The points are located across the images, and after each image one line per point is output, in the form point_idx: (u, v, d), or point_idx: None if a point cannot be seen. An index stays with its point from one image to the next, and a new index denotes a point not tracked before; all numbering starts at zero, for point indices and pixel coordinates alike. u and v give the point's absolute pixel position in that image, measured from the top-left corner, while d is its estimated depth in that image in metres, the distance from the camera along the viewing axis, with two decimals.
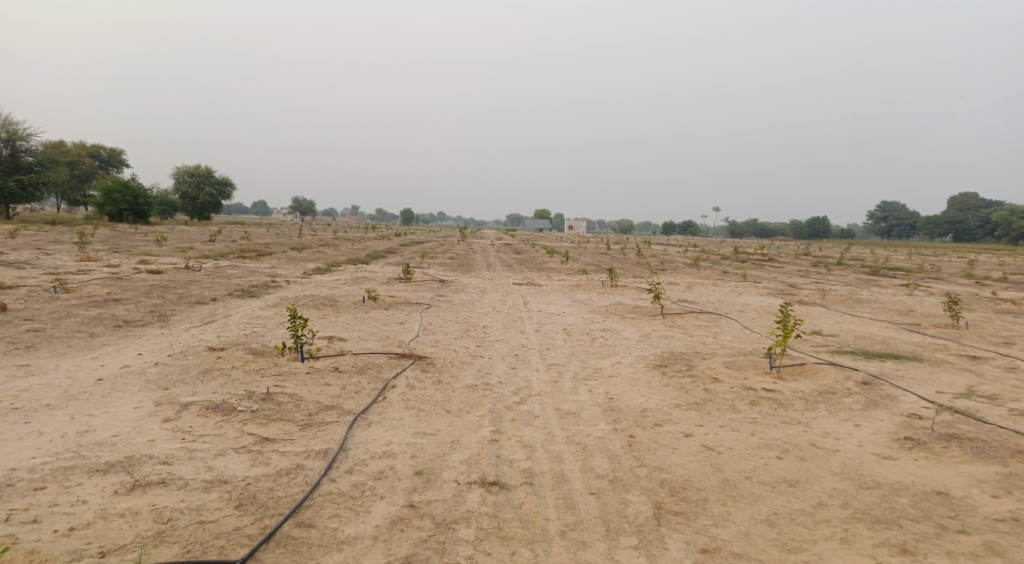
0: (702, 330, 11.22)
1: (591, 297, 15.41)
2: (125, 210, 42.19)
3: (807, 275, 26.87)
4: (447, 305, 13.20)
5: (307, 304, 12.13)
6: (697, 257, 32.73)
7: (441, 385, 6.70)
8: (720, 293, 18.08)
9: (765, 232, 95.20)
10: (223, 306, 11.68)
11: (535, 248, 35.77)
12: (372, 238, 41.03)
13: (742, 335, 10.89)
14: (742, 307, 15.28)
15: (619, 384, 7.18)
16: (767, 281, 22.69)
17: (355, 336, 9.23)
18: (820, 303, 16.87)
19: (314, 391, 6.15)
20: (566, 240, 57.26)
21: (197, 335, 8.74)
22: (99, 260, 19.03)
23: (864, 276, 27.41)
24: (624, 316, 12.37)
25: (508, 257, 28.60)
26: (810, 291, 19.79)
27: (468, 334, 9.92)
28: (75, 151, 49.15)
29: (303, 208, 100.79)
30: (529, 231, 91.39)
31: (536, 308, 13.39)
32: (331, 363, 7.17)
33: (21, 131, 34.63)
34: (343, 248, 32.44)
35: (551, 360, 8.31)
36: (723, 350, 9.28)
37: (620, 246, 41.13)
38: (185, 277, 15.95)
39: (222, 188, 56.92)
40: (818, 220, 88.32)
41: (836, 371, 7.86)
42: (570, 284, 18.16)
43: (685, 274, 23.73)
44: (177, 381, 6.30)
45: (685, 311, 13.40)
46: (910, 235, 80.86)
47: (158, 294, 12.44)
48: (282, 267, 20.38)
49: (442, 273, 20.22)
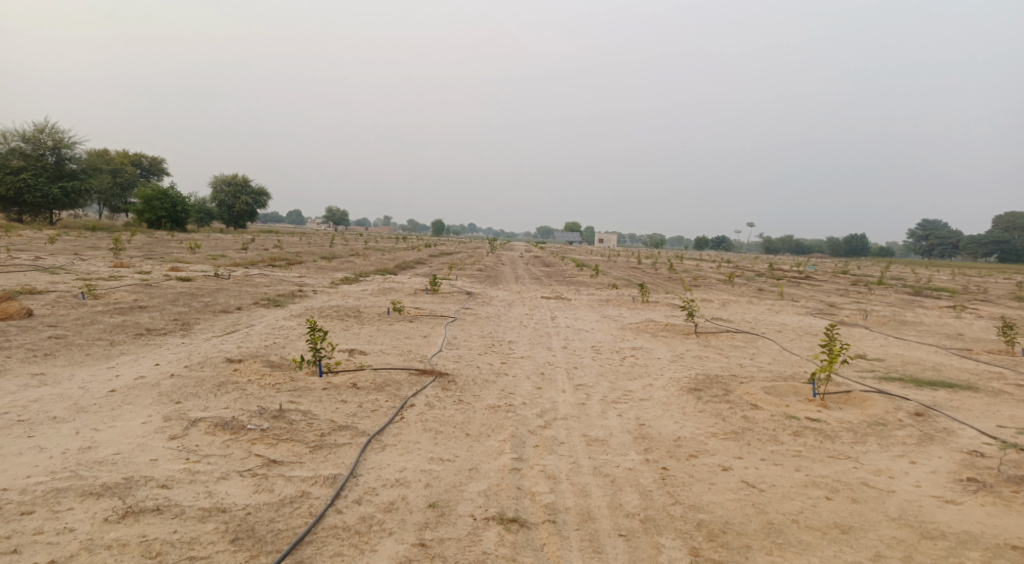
0: (738, 351, 10.67)
1: (620, 313, 14.94)
2: (163, 218, 43.18)
3: (847, 295, 25.88)
4: (472, 319, 12.90)
5: (331, 315, 11.97)
6: (730, 274, 31.88)
7: (462, 405, 6.38)
8: (755, 311, 17.42)
9: (800, 248, 93.01)
10: (247, 316, 11.59)
11: (564, 261, 35.42)
12: (401, 249, 41.14)
13: (782, 357, 10.31)
14: (779, 327, 14.64)
15: (651, 408, 6.75)
16: (805, 300, 21.87)
17: (376, 350, 8.98)
18: (863, 324, 16.07)
19: (329, 409, 5.91)
20: (595, 253, 56.74)
21: (217, 347, 8.62)
22: (133, 266, 19.32)
23: (908, 297, 26.28)
24: (655, 334, 11.89)
25: (537, 270, 28.28)
26: (851, 311, 18.95)
27: (492, 350, 9.59)
28: (119, 159, 50.65)
29: (336, 218, 102.23)
30: (558, 244, 91.00)
31: (564, 323, 12.99)
32: (349, 379, 6.91)
33: (67, 140, 35.80)
34: (373, 258, 32.55)
35: (578, 380, 7.92)
36: (762, 373, 8.76)
37: (650, 261, 40.41)
38: (214, 285, 16.03)
39: (257, 197, 57.92)
40: (856, 238, 86.04)
41: (886, 400, 7.28)
42: (599, 299, 17.73)
43: (718, 290, 23.06)
44: (189, 395, 6.16)
45: (720, 330, 12.84)
46: (954, 254, 78.02)
47: (184, 302, 12.44)
48: (310, 277, 20.38)
49: (469, 285, 19.99)
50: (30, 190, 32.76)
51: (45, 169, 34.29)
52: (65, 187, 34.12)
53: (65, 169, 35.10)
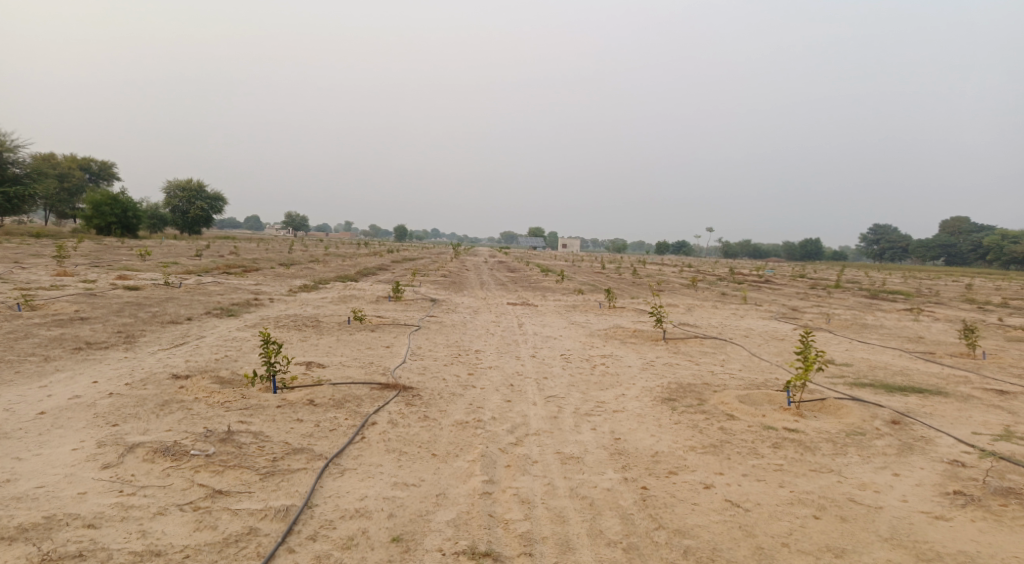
0: (708, 358, 10.55)
1: (588, 320, 14.74)
2: (114, 224, 41.44)
3: (808, 298, 26.32)
4: (438, 327, 12.50)
5: (288, 325, 11.41)
6: (693, 278, 32.17)
7: (428, 421, 6.01)
8: (721, 316, 17.45)
9: (758, 253, 95.15)
10: (198, 327, 10.94)
11: (530, 267, 35.37)
12: (364, 255, 40.37)
13: (751, 364, 10.22)
14: (745, 332, 14.65)
15: (625, 420, 6.51)
16: (768, 304, 22.08)
17: (337, 362, 8.51)
18: (825, 328, 16.26)
19: (283, 430, 5.46)
20: (559, 258, 56.92)
21: (163, 361, 8.01)
22: (77, 275, 18.26)
23: (865, 300, 26.89)
24: (624, 341, 11.70)
25: (503, 276, 27.99)
26: (813, 315, 19.19)
27: (459, 360, 9.22)
28: (66, 163, 48.46)
29: (297, 224, 100.09)
30: (523, 249, 91.00)
31: (531, 331, 12.70)
32: (306, 396, 6.46)
33: (9, 143, 34.01)
34: (334, 264, 31.75)
35: (549, 391, 7.62)
36: (734, 381, 8.62)
37: (614, 266, 40.56)
38: (165, 294, 15.23)
39: (213, 202, 56.14)
40: (811, 242, 88.53)
41: (860, 408, 7.20)
42: (566, 305, 17.51)
43: (684, 295, 23.15)
44: (129, 416, 5.58)
45: (688, 336, 12.75)
46: (903, 257, 80.88)
47: (130, 313, 11.69)
48: (268, 285, 19.63)
49: (434, 292, 19.55)
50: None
51: None
52: (6, 192, 32.36)
53: (7, 174, 33.31)
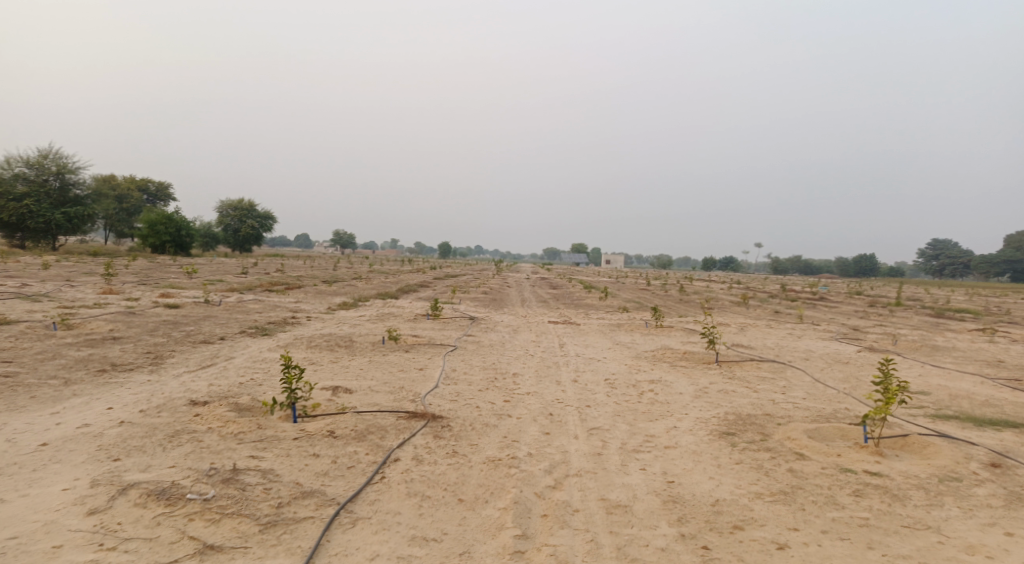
0: (767, 385, 9.62)
1: (634, 340, 13.91)
2: (168, 243, 42.67)
3: (867, 317, 24.74)
4: (475, 347, 11.92)
5: (320, 345, 11.02)
6: (742, 295, 30.80)
7: (457, 459, 5.40)
8: (777, 337, 16.34)
9: (808, 269, 91.80)
10: (229, 347, 10.65)
11: (572, 283, 34.63)
12: (405, 272, 40.34)
13: (817, 392, 9.25)
14: (805, 354, 13.55)
15: (678, 459, 5.76)
16: (826, 323, 20.76)
17: (364, 387, 8.00)
18: (893, 350, 14.98)
19: (295, 468, 4.97)
20: (600, 274, 55.98)
21: (186, 386, 7.67)
22: (122, 293, 18.46)
23: (932, 319, 25.09)
24: (673, 364, 10.87)
25: (544, 293, 27.35)
26: (878, 335, 17.84)
27: (495, 385, 8.59)
28: (126, 184, 50.28)
29: (343, 241, 101.85)
30: (564, 266, 90.17)
31: (573, 352, 11.97)
32: (325, 427, 5.94)
33: (72, 165, 35.37)
34: (376, 281, 31.72)
35: (592, 423, 6.92)
36: (799, 413, 7.72)
37: (658, 283, 39.39)
38: (203, 312, 15.14)
39: (263, 221, 57.41)
40: (865, 258, 84.88)
41: (952, 446, 6.25)
42: (610, 324, 16.71)
43: (734, 313, 22.01)
44: (133, 449, 5.18)
45: (743, 358, 11.81)
46: (965, 273, 76.64)
47: (164, 332, 11.52)
48: (307, 302, 19.48)
49: (473, 309, 19.06)
50: (33, 216, 32.26)
51: (49, 194, 33.79)
52: (68, 213, 33.60)
53: (70, 195, 34.60)
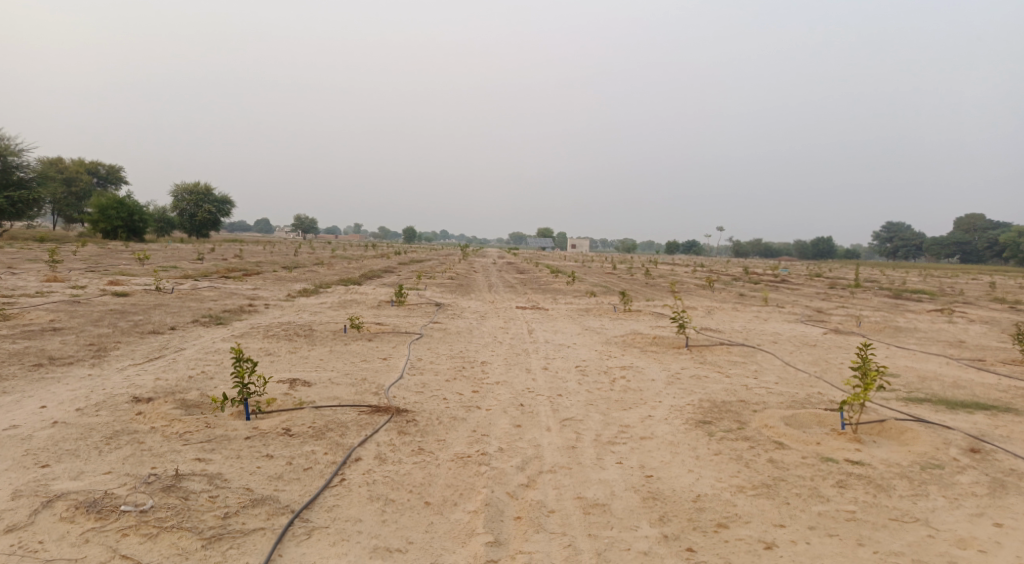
0: (738, 370, 9.51)
1: (603, 325, 13.70)
2: (119, 228, 40.80)
3: (829, 299, 25.18)
4: (441, 335, 11.53)
5: (278, 334, 10.47)
6: (708, 279, 31.02)
7: (423, 456, 5.06)
8: (744, 320, 16.37)
9: (769, 252, 93.67)
10: (179, 337, 10.02)
11: (539, 267, 34.43)
12: (370, 257, 39.50)
13: (788, 376, 9.18)
14: (773, 337, 13.56)
15: (655, 451, 5.54)
16: (791, 306, 20.99)
17: (325, 379, 7.55)
18: (857, 332, 15.14)
19: (246, 471, 4.54)
20: (567, 258, 56.01)
21: (129, 380, 7.09)
22: (67, 280, 17.42)
23: (891, 301, 25.70)
24: (645, 350, 10.71)
25: (512, 277, 27.06)
26: (841, 317, 18.08)
27: (463, 375, 8.25)
28: (73, 166, 47.78)
29: (305, 225, 99.55)
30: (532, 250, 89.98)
31: (543, 338, 11.70)
32: (281, 424, 5.50)
33: (13, 146, 33.37)
34: (339, 267, 30.91)
35: (564, 413, 6.65)
36: (773, 399, 7.60)
37: (625, 267, 39.45)
38: (154, 300, 14.35)
39: (221, 205, 55.47)
40: (823, 241, 87.02)
41: (926, 431, 6.19)
42: (579, 309, 16.51)
43: (701, 296, 22.08)
44: (64, 453, 4.67)
45: (713, 343, 11.71)
46: (917, 256, 79.26)
47: (108, 322, 10.79)
48: (266, 289, 18.73)
49: (439, 295, 18.63)
50: None
51: None
52: (10, 196, 31.70)
53: (12, 178, 32.63)
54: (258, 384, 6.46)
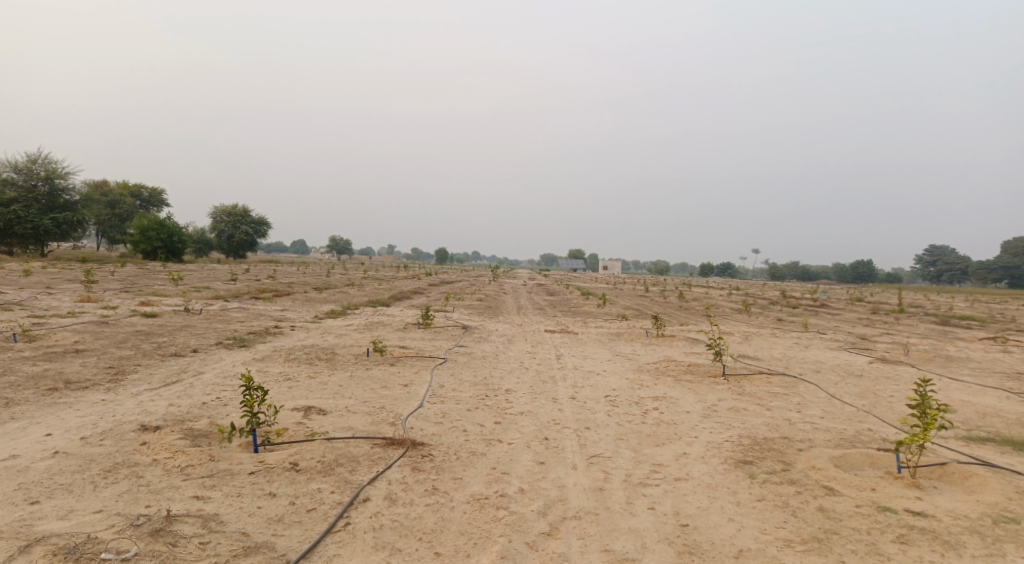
0: (780, 402, 8.89)
1: (635, 351, 13.16)
2: (159, 249, 41.81)
3: (872, 325, 24.05)
4: (466, 360, 11.16)
5: (299, 358, 10.25)
6: (743, 302, 30.05)
7: (436, 497, 4.67)
8: (783, 347, 15.61)
9: (806, 275, 91.31)
10: (200, 360, 9.87)
11: (569, 289, 33.98)
12: (399, 278, 39.49)
13: (835, 410, 8.52)
14: (816, 366, 12.81)
15: (691, 495, 5.04)
16: (833, 332, 20.06)
17: (341, 407, 7.24)
18: (905, 361, 14.26)
19: (243, 514, 4.25)
20: (597, 281, 55.36)
21: (141, 406, 6.90)
22: (100, 301, 17.64)
23: (939, 327, 24.42)
24: (678, 379, 10.16)
25: (541, 300, 26.64)
26: (887, 345, 17.14)
27: (485, 404, 7.85)
28: (118, 188, 49.31)
29: (339, 246, 100.94)
30: (563, 271, 89.29)
31: (571, 364, 11.22)
32: (288, 457, 5.19)
33: (62, 170, 34.54)
34: (369, 288, 30.91)
35: (592, 449, 6.19)
36: (820, 437, 7.00)
37: (656, 290, 38.69)
38: (182, 322, 14.35)
39: (257, 227, 56.54)
40: (863, 264, 84.46)
41: (997, 477, 5.55)
42: (609, 333, 15.97)
43: (736, 321, 21.29)
44: (58, 487, 4.46)
45: (752, 372, 11.07)
46: (963, 280, 76.17)
47: (132, 345, 10.73)
48: (294, 311, 18.68)
49: (466, 318, 18.31)
50: (20, 222, 31.36)
51: (38, 199, 32.92)
52: (57, 218, 32.72)
53: (59, 201, 33.71)
54: (268, 413, 6.19)
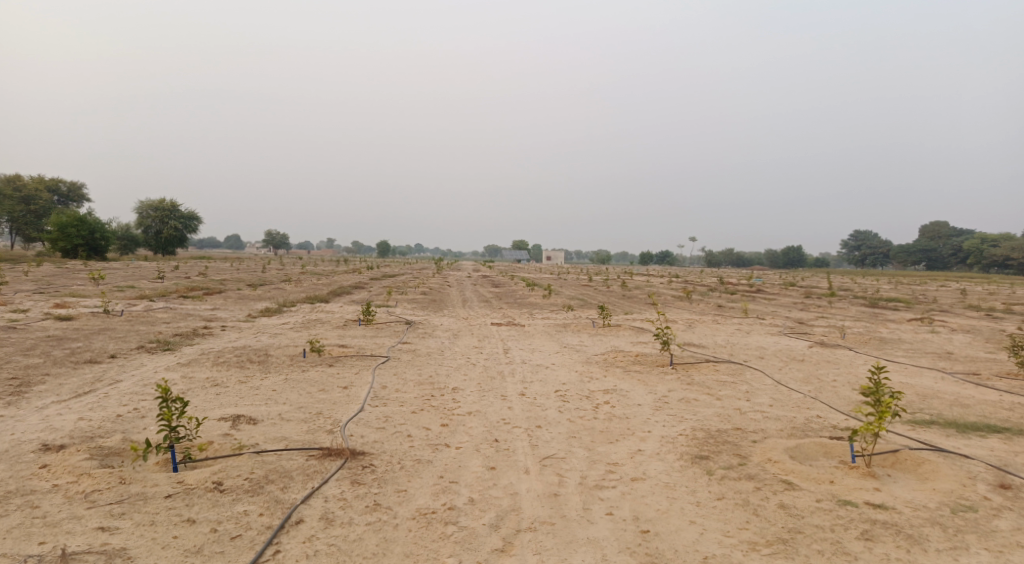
0: (728, 391, 8.88)
1: (583, 342, 12.99)
2: (79, 246, 39.02)
3: (807, 309, 24.92)
4: (410, 358, 10.69)
5: (229, 361, 9.54)
6: (685, 290, 30.61)
7: (378, 514, 4.27)
8: (726, 334, 15.83)
9: (742, 261, 94.56)
10: (117, 366, 8.99)
11: (515, 280, 33.81)
12: (339, 273, 38.28)
13: (782, 398, 8.57)
14: (759, 352, 13.01)
15: (650, 498, 4.85)
16: (771, 317, 20.61)
17: (273, 415, 6.69)
18: (841, 344, 14.71)
19: (155, 546, 3.73)
20: (542, 271, 55.46)
21: (44, 421, 6.12)
22: (6, 303, 16.12)
23: (868, 310, 25.56)
24: (628, 370, 10.04)
25: (487, 291, 26.33)
26: (823, 329, 17.71)
27: (431, 405, 7.44)
28: (30, 182, 45.73)
29: (277, 240, 97.51)
30: (508, 262, 89.23)
31: (520, 358, 10.92)
32: (211, 476, 4.62)
33: None
34: (308, 283, 29.80)
35: (544, 450, 5.91)
36: (771, 427, 6.97)
37: (601, 279, 39.04)
38: (100, 324, 13.23)
39: (187, 221, 53.73)
40: (794, 250, 88.11)
41: (944, 462, 5.62)
42: (557, 325, 15.79)
43: (680, 309, 21.56)
44: None
45: (699, 361, 11.08)
46: (884, 264, 80.67)
47: (39, 351, 9.70)
48: (226, 309, 17.63)
49: (411, 313, 17.77)
50: None
51: None
52: None
53: None
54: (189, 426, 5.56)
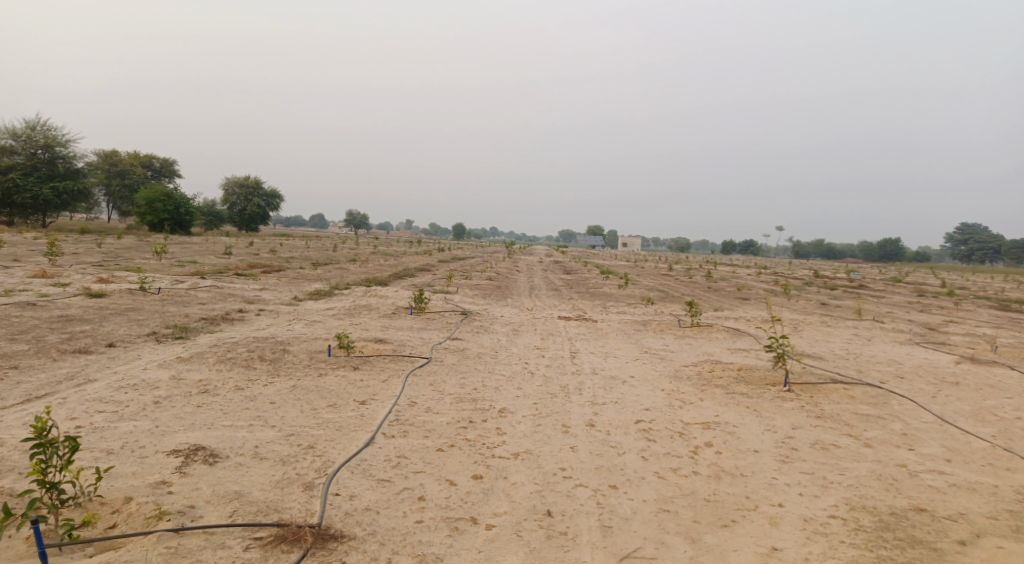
0: (879, 433, 6.37)
1: (668, 347, 10.63)
2: (166, 220, 39.59)
3: (926, 311, 21.22)
4: (455, 361, 8.72)
5: (239, 358, 7.92)
6: (776, 282, 27.20)
7: None
8: (843, 341, 12.96)
9: (832, 253, 87.50)
10: (106, 360, 7.51)
11: (588, 267, 31.44)
12: (408, 255, 37.02)
13: (962, 449, 6.02)
14: (895, 369, 10.22)
15: None
16: (890, 320, 17.32)
17: (247, 447, 4.88)
18: (999, 361, 11.54)
19: None
20: (612, 256, 52.45)
21: None
22: (54, 277, 15.33)
23: (1003, 314, 21.50)
24: (731, 392, 7.69)
25: (557, 279, 24.20)
26: (962, 338, 14.43)
27: (465, 440, 5.44)
28: (128, 158, 47.10)
29: (356, 221, 98.75)
30: (579, 247, 86.72)
31: (589, 367, 8.72)
32: None
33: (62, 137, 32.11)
34: (372, 264, 28.63)
35: (622, 541, 3.89)
36: (975, 507, 4.58)
37: (683, 268, 35.86)
38: (130, 304, 12.01)
39: (269, 200, 54.40)
40: (892, 242, 80.60)
41: None
42: (635, 322, 13.45)
43: (777, 306, 18.59)
44: None
45: (824, 381, 8.49)
46: (997, 259, 72.31)
47: (35, 335, 8.39)
48: (273, 290, 16.28)
49: (469, 301, 15.90)
50: (18, 190, 29.11)
51: (37, 167, 30.61)
52: (57, 187, 30.34)
53: (60, 169, 31.34)
54: (87, 480, 3.82)
